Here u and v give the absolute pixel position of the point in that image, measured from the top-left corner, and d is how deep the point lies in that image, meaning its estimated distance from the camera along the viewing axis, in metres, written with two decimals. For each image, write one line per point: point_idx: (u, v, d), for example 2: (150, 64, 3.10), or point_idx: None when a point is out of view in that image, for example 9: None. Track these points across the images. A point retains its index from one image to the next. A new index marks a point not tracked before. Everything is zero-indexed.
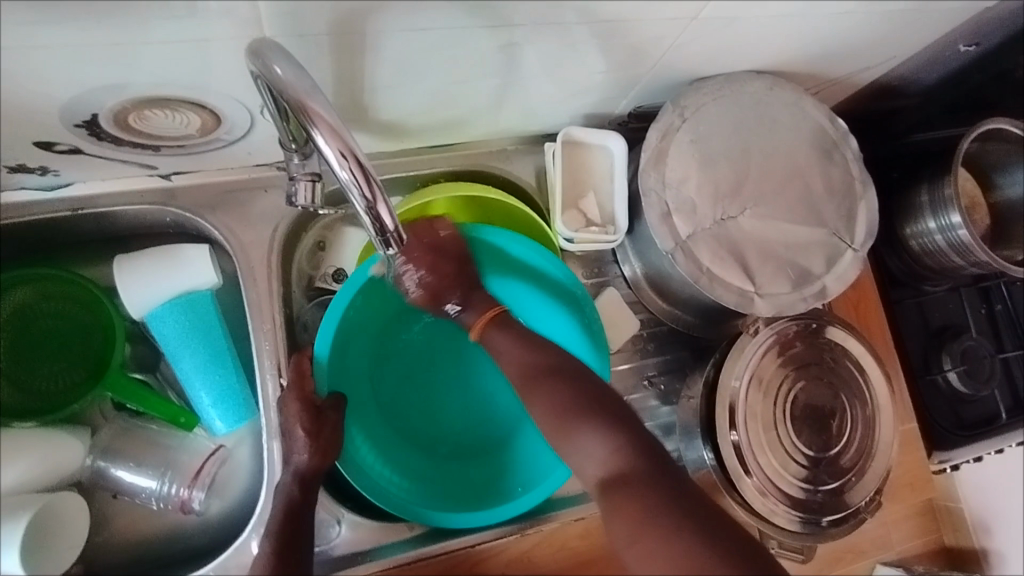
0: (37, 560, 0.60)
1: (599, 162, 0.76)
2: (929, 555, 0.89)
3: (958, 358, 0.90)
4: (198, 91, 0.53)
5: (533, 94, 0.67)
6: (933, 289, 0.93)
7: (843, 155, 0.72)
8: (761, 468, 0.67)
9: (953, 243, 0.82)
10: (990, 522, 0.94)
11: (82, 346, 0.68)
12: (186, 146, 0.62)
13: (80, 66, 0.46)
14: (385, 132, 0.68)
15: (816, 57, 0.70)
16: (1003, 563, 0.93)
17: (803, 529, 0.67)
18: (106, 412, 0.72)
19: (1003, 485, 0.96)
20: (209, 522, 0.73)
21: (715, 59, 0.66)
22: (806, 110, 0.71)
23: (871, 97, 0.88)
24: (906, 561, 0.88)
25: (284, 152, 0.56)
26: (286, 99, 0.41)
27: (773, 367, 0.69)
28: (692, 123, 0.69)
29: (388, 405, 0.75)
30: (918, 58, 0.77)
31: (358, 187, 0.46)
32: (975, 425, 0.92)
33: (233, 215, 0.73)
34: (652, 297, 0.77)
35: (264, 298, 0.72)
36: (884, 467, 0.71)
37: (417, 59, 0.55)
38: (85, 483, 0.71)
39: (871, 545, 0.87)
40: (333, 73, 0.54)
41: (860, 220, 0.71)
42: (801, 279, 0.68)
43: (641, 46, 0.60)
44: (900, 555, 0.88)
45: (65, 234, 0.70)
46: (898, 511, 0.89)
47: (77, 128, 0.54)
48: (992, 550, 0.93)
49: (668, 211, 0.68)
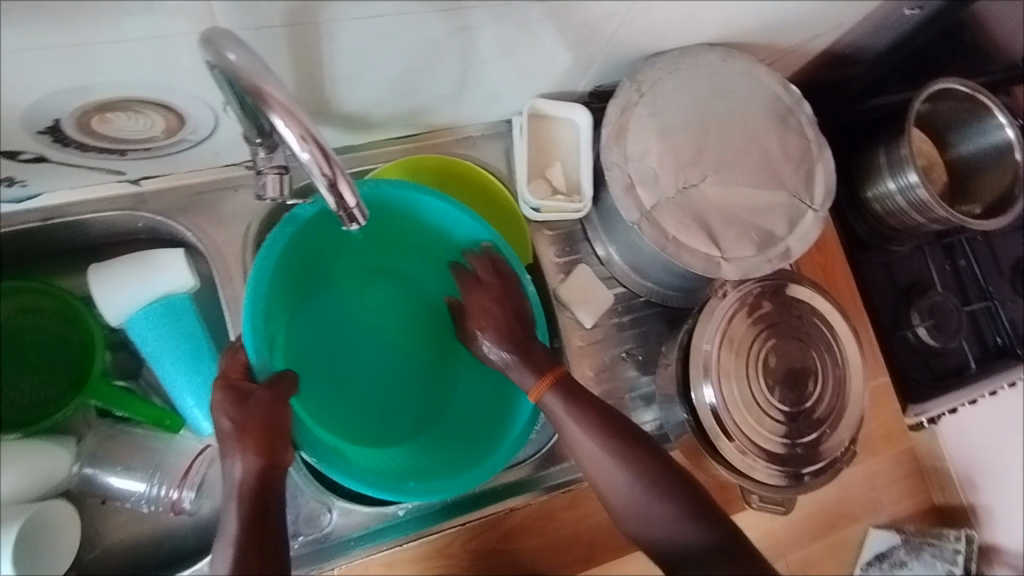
0: (31, 563, 0.61)
1: (564, 136, 0.77)
2: (919, 515, 0.92)
3: (925, 313, 0.93)
4: (159, 90, 0.53)
5: (492, 79, 0.68)
6: (898, 248, 0.96)
7: (798, 120, 0.74)
8: (738, 426, 0.68)
9: (912, 202, 0.85)
10: (974, 477, 0.97)
11: (61, 357, 0.68)
12: (153, 149, 0.63)
13: (38, 73, 0.47)
14: (349, 124, 0.69)
15: (765, 27, 0.72)
16: (988, 516, 0.96)
17: (783, 482, 0.68)
18: (90, 421, 0.73)
19: (981, 436, 0.99)
20: (200, 523, 0.74)
21: (667, 34, 0.68)
22: (759, 78, 0.73)
23: (823, 67, 0.91)
24: (898, 522, 0.90)
25: (250, 148, 0.57)
26: (242, 84, 0.41)
27: (743, 328, 0.71)
28: (649, 97, 0.71)
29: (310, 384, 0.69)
30: (865, 23, 0.79)
31: (319, 167, 0.45)
32: (945, 377, 0.95)
33: (204, 217, 0.73)
34: (626, 272, 0.79)
35: (240, 295, 0.72)
36: (858, 415, 0.73)
37: (372, 48, 0.56)
38: (73, 490, 0.71)
39: (864, 510, 0.89)
40: (293, 66, 0.55)
41: (818, 181, 0.73)
42: (764, 241, 0.70)
43: (593, 23, 0.61)
44: (891, 516, 0.91)
45: (38, 246, 0.71)
46: (889, 477, 0.91)
47: (41, 134, 0.55)
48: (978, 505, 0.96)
49: (631, 182, 0.69)
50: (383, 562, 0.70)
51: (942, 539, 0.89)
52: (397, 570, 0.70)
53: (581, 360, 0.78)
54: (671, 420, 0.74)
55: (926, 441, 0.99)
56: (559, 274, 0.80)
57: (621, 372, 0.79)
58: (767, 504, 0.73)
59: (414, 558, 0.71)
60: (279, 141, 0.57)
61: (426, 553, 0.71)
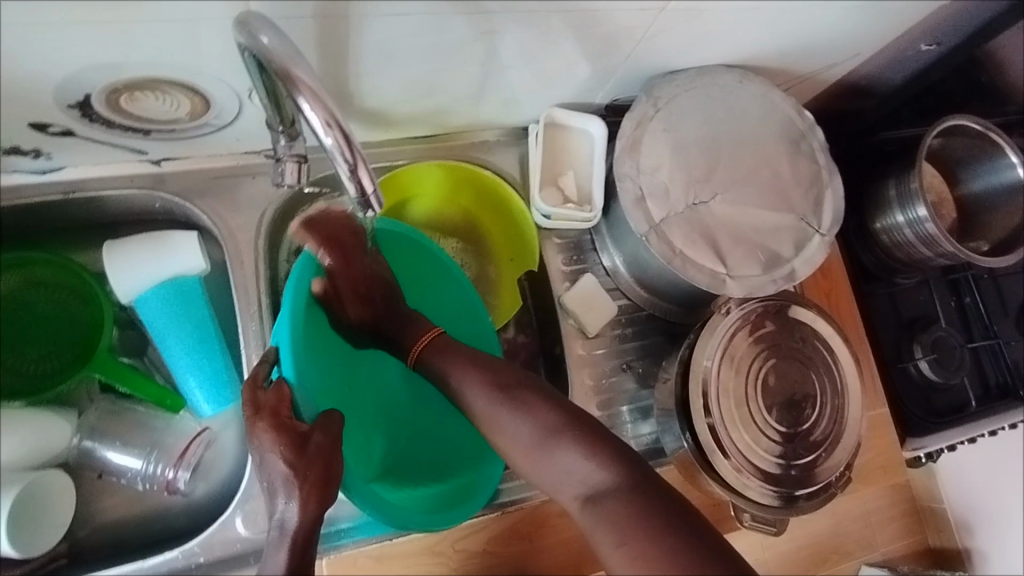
0: (25, 531, 0.62)
1: (579, 146, 0.78)
2: (913, 556, 0.90)
3: (928, 348, 0.92)
4: (187, 73, 0.55)
5: (512, 84, 0.70)
6: (904, 281, 0.96)
7: (810, 145, 0.75)
8: (734, 443, 0.68)
9: (920, 236, 0.85)
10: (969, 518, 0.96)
11: (69, 330, 0.69)
12: (176, 131, 0.65)
13: (73, 46, 0.48)
14: (369, 120, 0.71)
15: (782, 52, 0.73)
16: None
17: (776, 503, 0.68)
18: (92, 395, 0.73)
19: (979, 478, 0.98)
20: (191, 505, 0.74)
21: (686, 53, 0.69)
22: (774, 102, 0.74)
23: (837, 96, 0.92)
24: (891, 561, 0.89)
25: (272, 136, 0.59)
26: (272, 68, 0.42)
27: (744, 346, 0.71)
28: (664, 113, 0.72)
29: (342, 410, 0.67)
30: (882, 55, 0.81)
31: (342, 154, 0.46)
32: (945, 414, 0.95)
33: (220, 202, 0.74)
34: (631, 285, 0.80)
35: (250, 280, 0.73)
36: (854, 441, 0.73)
37: (398, 46, 0.57)
38: (71, 463, 0.72)
39: (857, 546, 0.88)
40: (320, 58, 0.56)
41: (826, 206, 0.74)
42: (770, 262, 0.71)
43: (614, 36, 0.63)
44: (885, 555, 0.89)
45: (56, 219, 0.72)
46: (884, 513, 0.90)
47: (70, 108, 0.56)
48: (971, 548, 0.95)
49: (641, 195, 0.70)
50: (372, 556, 0.69)
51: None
52: (386, 566, 0.69)
53: (581, 369, 0.78)
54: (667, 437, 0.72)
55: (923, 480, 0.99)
56: (564, 281, 0.81)
57: (621, 384, 0.79)
58: (759, 523, 0.72)
59: (405, 555, 0.70)
60: (301, 131, 0.59)
61: (416, 550, 0.70)
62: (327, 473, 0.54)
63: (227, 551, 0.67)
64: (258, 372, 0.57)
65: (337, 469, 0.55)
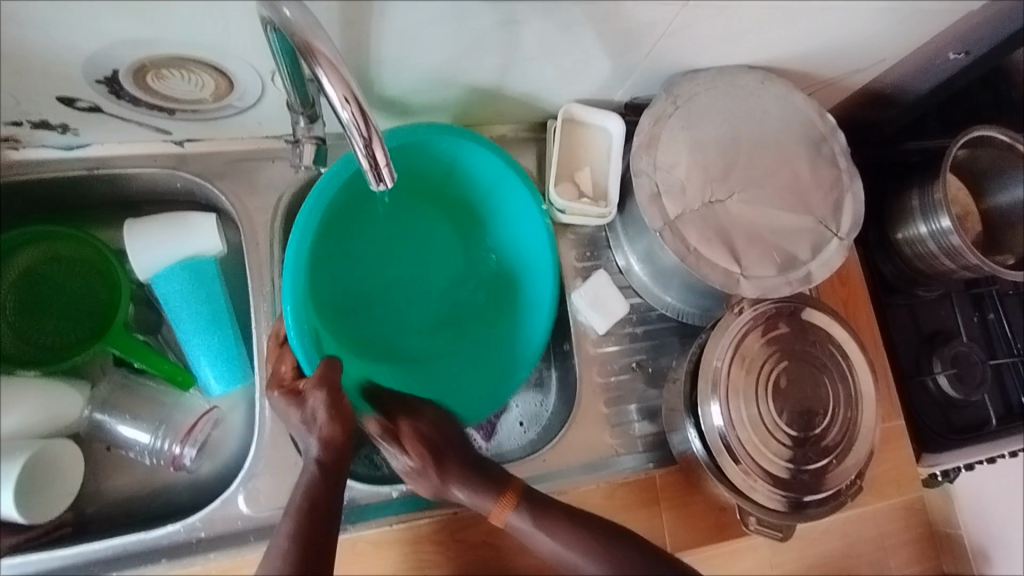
0: (31, 499, 0.63)
1: (597, 142, 0.78)
2: None
3: (948, 362, 0.90)
4: (212, 52, 0.56)
5: (531, 78, 0.70)
6: (925, 294, 0.94)
7: (831, 148, 0.74)
8: (743, 446, 0.67)
9: (944, 248, 0.83)
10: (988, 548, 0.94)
11: (88, 303, 0.71)
12: (199, 111, 0.66)
13: (103, 20, 0.49)
14: (388, 107, 0.71)
15: (806, 53, 0.73)
16: None
17: (784, 507, 0.66)
18: (106, 368, 0.74)
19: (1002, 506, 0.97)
20: (195, 482, 0.74)
21: (707, 51, 0.69)
22: (796, 103, 0.74)
23: (862, 103, 0.91)
24: None
25: (291, 117, 0.60)
26: (293, 40, 0.43)
27: (756, 346, 0.70)
28: (683, 111, 0.72)
29: (362, 322, 0.76)
30: (907, 62, 0.80)
31: (358, 129, 0.47)
32: (964, 431, 0.92)
33: (240, 184, 0.75)
34: (643, 284, 0.79)
35: (264, 262, 0.74)
36: (866, 450, 0.71)
37: (420, 32, 0.58)
38: (82, 434, 0.73)
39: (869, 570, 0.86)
40: (343, 42, 0.57)
41: (846, 210, 0.73)
42: (786, 264, 0.70)
43: (635, 32, 0.63)
44: None
45: (81, 196, 0.74)
46: (900, 538, 0.88)
47: (98, 84, 0.58)
48: None
49: (657, 191, 0.70)
50: (371, 541, 0.69)
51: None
52: (384, 551, 0.69)
53: (589, 367, 0.78)
54: (677, 438, 0.72)
55: (942, 505, 0.97)
56: (577, 277, 0.81)
57: (631, 383, 0.78)
58: (765, 528, 0.70)
59: (406, 541, 0.69)
60: (320, 114, 0.61)
61: (413, 538, 0.70)
62: (338, 410, 0.62)
63: (227, 529, 0.67)
64: (276, 331, 0.69)
65: (346, 408, 0.63)
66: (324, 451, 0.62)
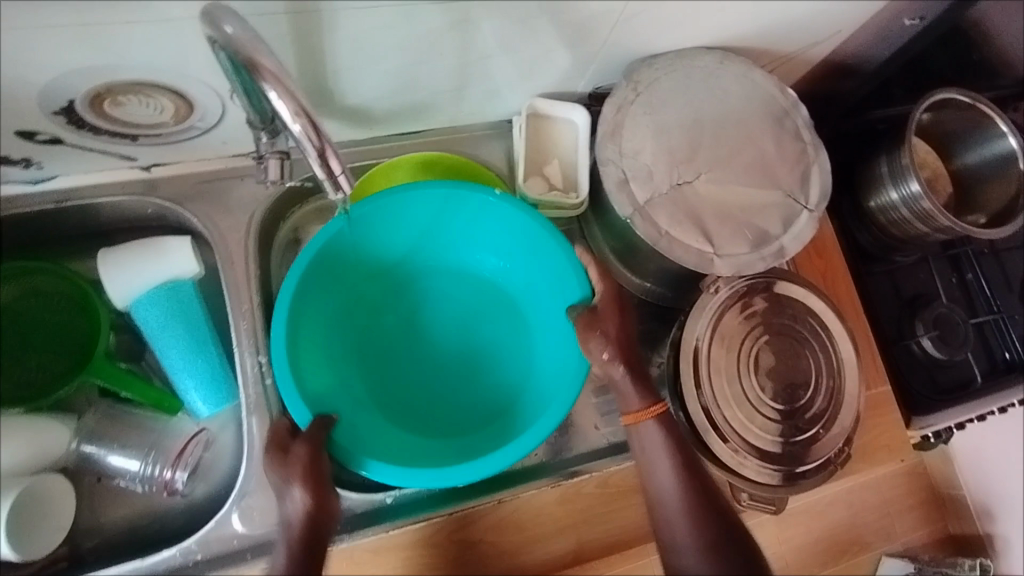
0: (24, 535, 0.62)
1: (564, 135, 0.79)
2: (934, 544, 0.90)
3: (930, 324, 0.92)
4: (167, 74, 0.56)
5: (491, 75, 0.70)
6: (903, 259, 0.95)
7: (794, 122, 0.75)
8: (729, 424, 0.68)
9: (916, 213, 0.84)
10: (990, 506, 0.97)
11: (68, 336, 0.71)
12: (162, 135, 0.66)
13: (52, 51, 0.49)
14: (351, 117, 0.72)
15: (760, 31, 0.73)
16: (1006, 548, 0.96)
17: (773, 480, 0.68)
18: (91, 400, 0.74)
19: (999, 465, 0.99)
20: (192, 504, 0.74)
21: (662, 36, 0.70)
22: (755, 80, 0.74)
23: (823, 75, 0.91)
24: (911, 551, 0.89)
25: (253, 134, 0.61)
26: (238, 56, 0.43)
27: (734, 324, 0.71)
28: (645, 97, 0.72)
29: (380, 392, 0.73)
30: (862, 31, 0.80)
31: (311, 141, 0.48)
32: (952, 390, 0.93)
33: (211, 204, 0.75)
34: (621, 271, 0.81)
35: (241, 280, 0.74)
36: (854, 417, 0.72)
37: (373, 39, 0.58)
38: (72, 467, 0.72)
39: (875, 537, 0.88)
40: (297, 57, 0.58)
41: (814, 182, 0.73)
42: (758, 240, 0.70)
43: (588, 22, 0.63)
44: (905, 545, 0.89)
45: (51, 229, 0.73)
46: (901, 503, 0.90)
47: (56, 115, 0.58)
48: (993, 534, 0.96)
49: (625, 178, 0.70)
50: (367, 549, 0.69)
51: (955, 569, 0.86)
52: (382, 557, 0.69)
53: None
54: None
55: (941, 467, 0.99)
56: None
57: None
58: (758, 503, 0.70)
59: (401, 545, 0.70)
60: (281, 129, 0.61)
61: (412, 542, 0.70)
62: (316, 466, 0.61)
63: (225, 549, 0.68)
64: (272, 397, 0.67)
65: (321, 473, 0.61)
66: (300, 526, 0.60)
